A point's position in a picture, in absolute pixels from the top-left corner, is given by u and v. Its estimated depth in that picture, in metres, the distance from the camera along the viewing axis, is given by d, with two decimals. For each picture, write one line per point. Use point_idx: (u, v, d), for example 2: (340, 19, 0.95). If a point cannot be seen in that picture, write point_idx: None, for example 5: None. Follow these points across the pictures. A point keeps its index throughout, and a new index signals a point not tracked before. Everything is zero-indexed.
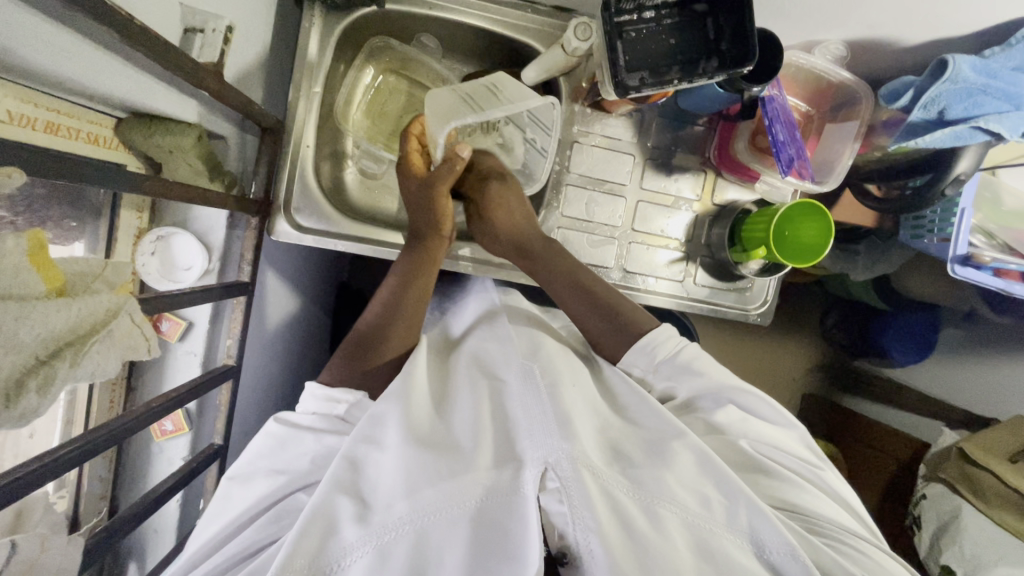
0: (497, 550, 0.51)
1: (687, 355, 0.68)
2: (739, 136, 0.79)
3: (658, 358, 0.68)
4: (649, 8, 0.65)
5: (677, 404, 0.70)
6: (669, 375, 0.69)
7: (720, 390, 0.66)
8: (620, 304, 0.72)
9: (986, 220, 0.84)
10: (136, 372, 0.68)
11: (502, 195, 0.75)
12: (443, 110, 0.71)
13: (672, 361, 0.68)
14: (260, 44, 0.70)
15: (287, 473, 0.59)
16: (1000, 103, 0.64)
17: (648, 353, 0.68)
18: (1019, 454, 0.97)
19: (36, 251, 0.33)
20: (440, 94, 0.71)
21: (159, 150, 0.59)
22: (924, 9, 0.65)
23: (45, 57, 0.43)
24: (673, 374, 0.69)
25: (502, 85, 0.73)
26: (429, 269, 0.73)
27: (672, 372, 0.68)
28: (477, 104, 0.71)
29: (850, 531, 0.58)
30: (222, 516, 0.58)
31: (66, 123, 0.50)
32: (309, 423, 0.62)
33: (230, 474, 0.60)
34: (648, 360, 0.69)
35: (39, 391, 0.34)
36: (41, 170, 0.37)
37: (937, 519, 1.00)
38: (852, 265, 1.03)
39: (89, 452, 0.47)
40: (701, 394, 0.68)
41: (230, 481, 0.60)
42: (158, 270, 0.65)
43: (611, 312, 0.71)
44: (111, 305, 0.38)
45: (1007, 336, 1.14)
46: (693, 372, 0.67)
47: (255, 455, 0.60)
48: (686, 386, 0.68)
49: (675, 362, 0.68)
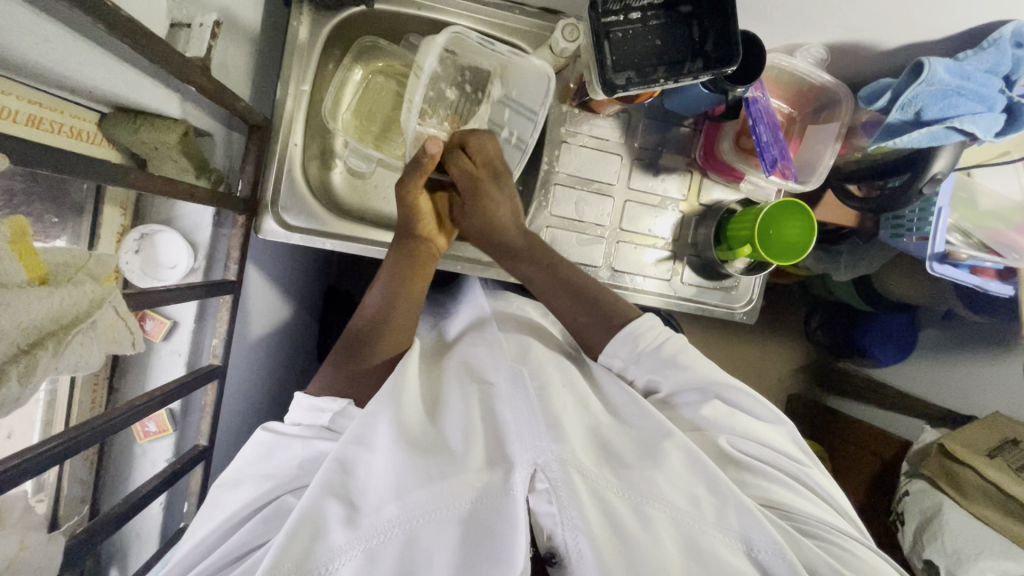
0: (486, 552, 0.51)
1: (670, 349, 0.67)
2: (724, 136, 0.80)
3: (641, 348, 0.68)
4: (635, 9, 0.66)
5: (656, 399, 0.69)
6: (652, 368, 0.68)
7: (706, 383, 0.65)
8: (608, 300, 0.72)
9: (964, 219, 0.86)
10: (119, 372, 0.67)
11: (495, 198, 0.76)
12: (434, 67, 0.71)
13: (656, 354, 0.68)
14: (247, 42, 0.69)
15: (274, 478, 0.58)
16: (974, 104, 0.66)
17: (631, 342, 0.68)
18: (997, 450, 1.00)
19: (18, 239, 0.33)
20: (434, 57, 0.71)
21: (144, 146, 0.59)
22: (900, 12, 0.67)
23: (27, 45, 0.43)
24: (656, 368, 0.68)
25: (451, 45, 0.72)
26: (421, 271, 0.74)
27: (656, 365, 0.68)
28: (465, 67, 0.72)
29: (832, 526, 0.59)
30: (211, 522, 0.58)
31: (49, 116, 0.50)
32: (297, 431, 0.61)
33: (219, 482, 0.61)
34: (630, 349, 0.68)
35: (22, 379, 0.33)
36: (25, 159, 0.37)
37: (920, 516, 1.01)
38: (835, 266, 1.05)
39: (69, 450, 0.46)
40: (681, 390, 0.67)
41: (219, 488, 0.61)
42: (141, 267, 0.64)
43: (600, 311, 0.71)
44: (96, 296, 0.38)
45: (984, 334, 1.17)
46: (673, 365, 0.66)
47: (241, 463, 0.61)
48: (668, 380, 0.67)
49: (658, 357, 0.67)
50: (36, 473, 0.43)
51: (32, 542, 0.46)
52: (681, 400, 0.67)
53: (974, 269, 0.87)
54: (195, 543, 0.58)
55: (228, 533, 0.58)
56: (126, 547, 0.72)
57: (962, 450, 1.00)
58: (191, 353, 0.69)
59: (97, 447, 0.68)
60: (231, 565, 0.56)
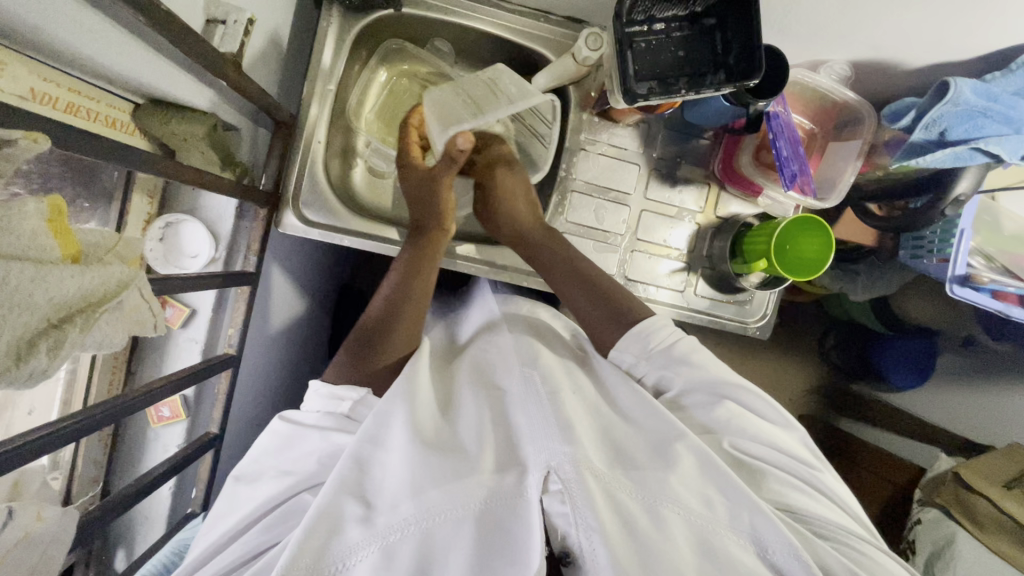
0: (500, 552, 0.51)
1: (682, 347, 0.69)
2: (744, 148, 0.80)
3: (653, 345, 0.69)
4: (659, 20, 0.67)
5: (666, 399, 0.69)
6: (661, 365, 0.69)
7: (716, 385, 0.66)
8: (613, 290, 0.74)
9: (987, 243, 0.85)
10: (138, 355, 0.69)
11: (505, 181, 0.79)
12: (442, 110, 0.73)
13: (665, 352, 0.69)
14: (277, 40, 0.72)
15: (294, 474, 0.59)
16: (1000, 126, 0.66)
17: (642, 340, 0.69)
18: (1015, 482, 0.97)
19: (54, 217, 0.34)
20: (439, 94, 0.74)
21: (175, 137, 0.60)
22: (928, 31, 0.66)
23: (70, 34, 0.45)
24: (666, 364, 0.69)
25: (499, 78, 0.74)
26: (433, 261, 0.74)
27: (666, 363, 0.69)
28: (477, 105, 0.72)
29: (842, 527, 0.58)
30: (231, 518, 0.59)
31: (87, 104, 0.52)
32: (315, 421, 0.62)
33: (237, 475, 0.62)
34: (641, 346, 0.69)
35: (50, 353, 0.34)
36: (62, 141, 0.38)
37: (931, 546, 0.98)
38: (852, 286, 1.02)
39: (90, 427, 0.47)
40: (692, 390, 0.67)
41: (237, 482, 0.62)
42: (163, 254, 0.66)
43: (605, 299, 0.73)
44: (124, 277, 0.39)
45: (1005, 362, 1.15)
46: (685, 362, 0.67)
47: (260, 453, 0.62)
48: (679, 377, 0.67)
49: (668, 354, 0.69)
50: (54, 449, 0.44)
51: (49, 514, 0.46)
52: (689, 400, 0.67)
53: (995, 294, 0.83)
54: (212, 539, 0.59)
55: (245, 527, 0.59)
56: (133, 527, 0.73)
57: (978, 480, 0.97)
58: (207, 341, 0.70)
59: (112, 429, 0.70)
60: (245, 565, 0.57)
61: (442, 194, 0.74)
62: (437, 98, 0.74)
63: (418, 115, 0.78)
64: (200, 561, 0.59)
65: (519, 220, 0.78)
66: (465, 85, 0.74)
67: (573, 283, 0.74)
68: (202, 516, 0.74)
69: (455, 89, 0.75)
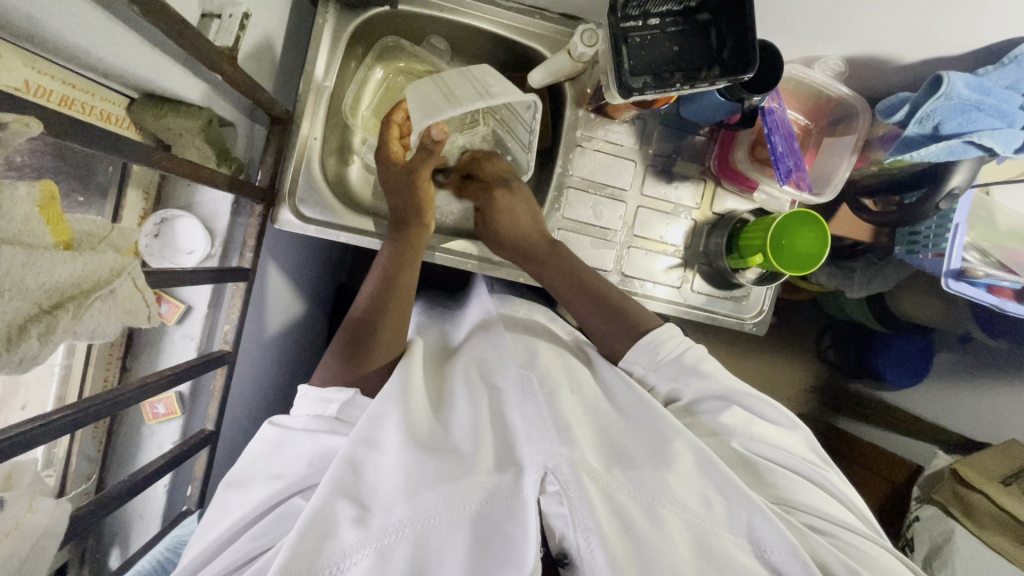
0: (497, 554, 0.51)
1: (691, 357, 0.68)
2: (738, 145, 0.81)
3: (661, 357, 0.69)
4: (653, 15, 0.68)
5: (678, 407, 0.69)
6: (673, 376, 0.69)
7: (726, 392, 0.65)
8: (624, 304, 0.73)
9: (981, 238, 0.85)
10: (133, 351, 0.69)
11: (507, 201, 0.79)
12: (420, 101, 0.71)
13: (675, 362, 0.68)
14: (274, 37, 0.72)
15: (285, 477, 0.59)
16: (994, 120, 0.66)
17: (651, 351, 0.69)
18: (1012, 477, 0.97)
19: (48, 203, 0.34)
20: (422, 86, 0.73)
21: (169, 132, 0.60)
22: (919, 26, 0.67)
23: (66, 25, 0.45)
24: (678, 375, 0.68)
25: (482, 75, 0.73)
26: (414, 256, 0.73)
27: (678, 373, 0.68)
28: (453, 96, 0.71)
29: (842, 525, 0.58)
30: (221, 524, 0.59)
31: (81, 98, 0.52)
32: (304, 424, 0.61)
33: (229, 481, 0.62)
34: (650, 357, 0.69)
35: (41, 338, 0.34)
36: (55, 130, 0.38)
37: (930, 543, 0.98)
38: (848, 282, 1.03)
39: (86, 419, 0.47)
40: (704, 397, 0.67)
41: (227, 488, 0.61)
42: (160, 250, 0.66)
43: (615, 312, 0.73)
44: (116, 266, 0.39)
45: (1002, 359, 1.14)
46: (696, 372, 0.67)
47: (250, 459, 0.62)
48: (689, 387, 0.68)
49: (679, 365, 0.68)
50: (54, 437, 0.44)
51: (40, 506, 0.46)
52: (702, 408, 0.67)
53: (990, 289, 0.84)
54: (208, 542, 0.59)
55: (238, 532, 0.59)
56: (127, 525, 0.73)
57: (976, 476, 0.97)
58: (202, 337, 0.70)
59: (105, 425, 0.69)
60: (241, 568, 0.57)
61: (420, 186, 0.73)
62: (418, 89, 0.73)
63: (400, 112, 0.77)
64: (201, 563, 0.59)
65: (523, 235, 0.78)
66: (447, 80, 0.73)
67: (587, 301, 0.74)
68: (197, 514, 0.73)
69: (432, 81, 0.74)
